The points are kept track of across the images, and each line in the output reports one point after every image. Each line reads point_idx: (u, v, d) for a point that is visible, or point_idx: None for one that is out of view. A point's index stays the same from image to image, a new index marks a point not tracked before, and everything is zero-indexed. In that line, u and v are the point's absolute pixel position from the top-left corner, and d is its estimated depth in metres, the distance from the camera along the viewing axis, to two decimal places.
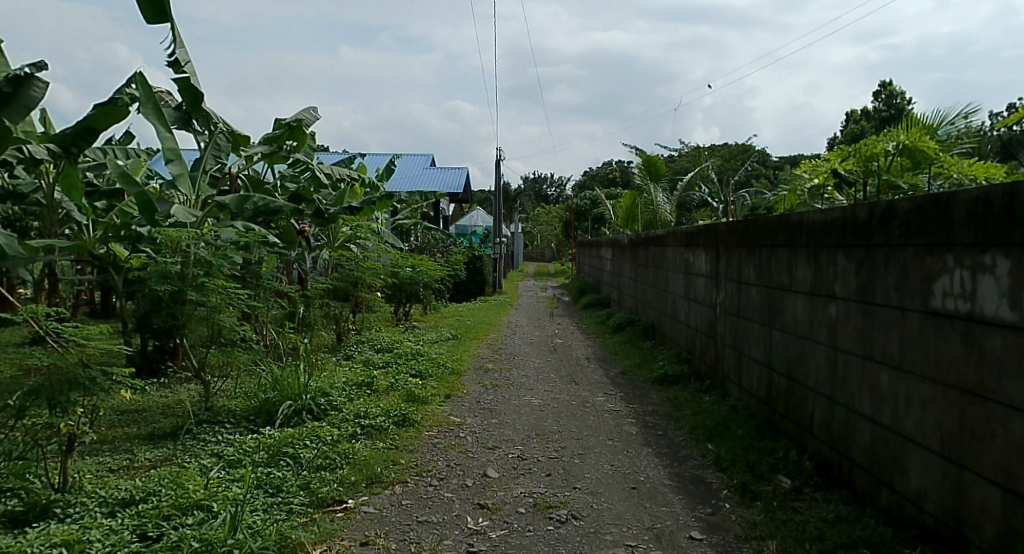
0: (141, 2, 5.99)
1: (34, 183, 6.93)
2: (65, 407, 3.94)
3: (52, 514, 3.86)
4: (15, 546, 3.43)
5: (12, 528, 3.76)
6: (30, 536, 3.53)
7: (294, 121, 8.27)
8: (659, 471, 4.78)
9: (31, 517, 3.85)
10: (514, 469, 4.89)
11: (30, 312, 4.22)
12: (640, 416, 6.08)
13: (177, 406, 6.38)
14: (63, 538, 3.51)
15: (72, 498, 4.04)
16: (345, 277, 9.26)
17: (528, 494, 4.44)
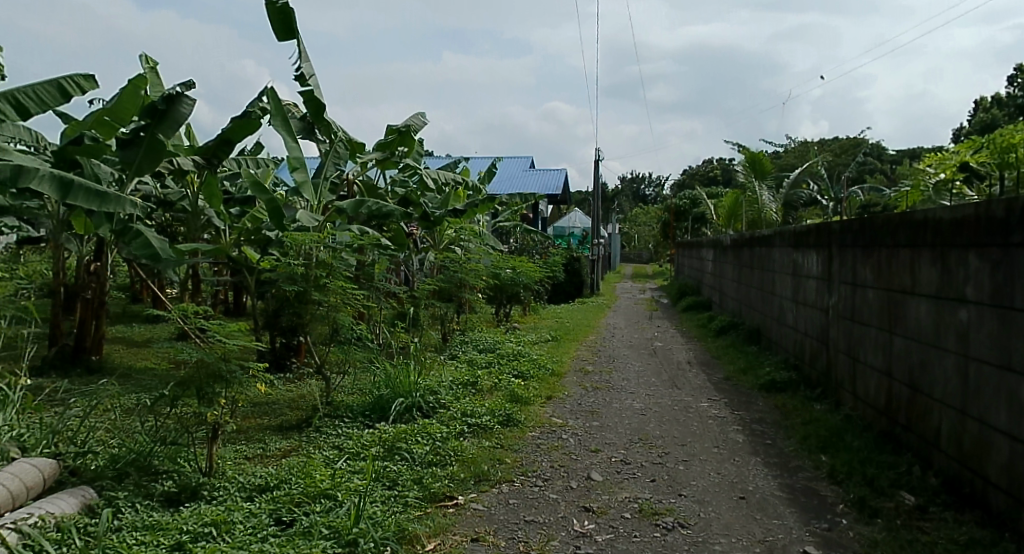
0: (273, 20, 6.42)
1: (181, 192, 7.68)
2: (211, 398, 4.34)
3: (201, 496, 4.20)
4: (173, 522, 3.77)
5: (169, 506, 4.12)
6: (185, 514, 3.87)
7: (404, 127, 8.57)
8: (769, 481, 4.76)
9: (184, 498, 4.18)
10: (618, 473, 4.97)
11: (182, 310, 4.74)
12: (747, 424, 6.04)
13: (302, 401, 6.79)
14: (213, 518, 3.84)
15: (217, 482, 4.37)
16: (450, 279, 9.38)
17: (633, 499, 4.51)
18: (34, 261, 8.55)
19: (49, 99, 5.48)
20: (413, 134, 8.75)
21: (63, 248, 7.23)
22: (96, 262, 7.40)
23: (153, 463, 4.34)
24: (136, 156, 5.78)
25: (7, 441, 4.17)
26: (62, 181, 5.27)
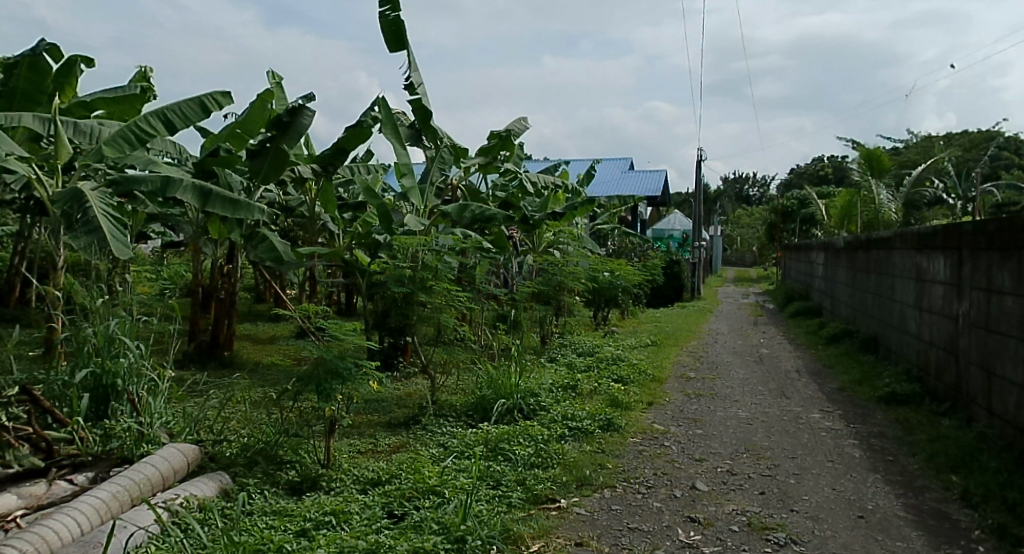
0: (385, 32, 6.69)
1: (300, 199, 8.14)
2: (329, 393, 4.59)
3: (320, 486, 4.46)
4: (297, 510, 4.02)
5: (292, 495, 4.37)
6: (307, 503, 4.12)
7: (506, 132, 8.73)
8: (892, 501, 4.62)
9: (306, 487, 4.45)
10: (724, 483, 4.93)
11: (303, 309, 5.10)
12: (865, 438, 5.87)
13: (408, 399, 7.03)
14: (332, 508, 4.06)
15: (334, 473, 4.62)
16: (547, 281, 9.34)
17: (741, 512, 4.47)
18: (172, 263, 9.20)
19: (192, 114, 6.43)
20: (515, 138, 8.90)
21: (201, 252, 7.75)
22: (228, 265, 7.92)
23: (278, 453, 4.66)
24: (263, 165, 6.49)
25: (157, 427, 4.55)
26: (199, 191, 6.07)
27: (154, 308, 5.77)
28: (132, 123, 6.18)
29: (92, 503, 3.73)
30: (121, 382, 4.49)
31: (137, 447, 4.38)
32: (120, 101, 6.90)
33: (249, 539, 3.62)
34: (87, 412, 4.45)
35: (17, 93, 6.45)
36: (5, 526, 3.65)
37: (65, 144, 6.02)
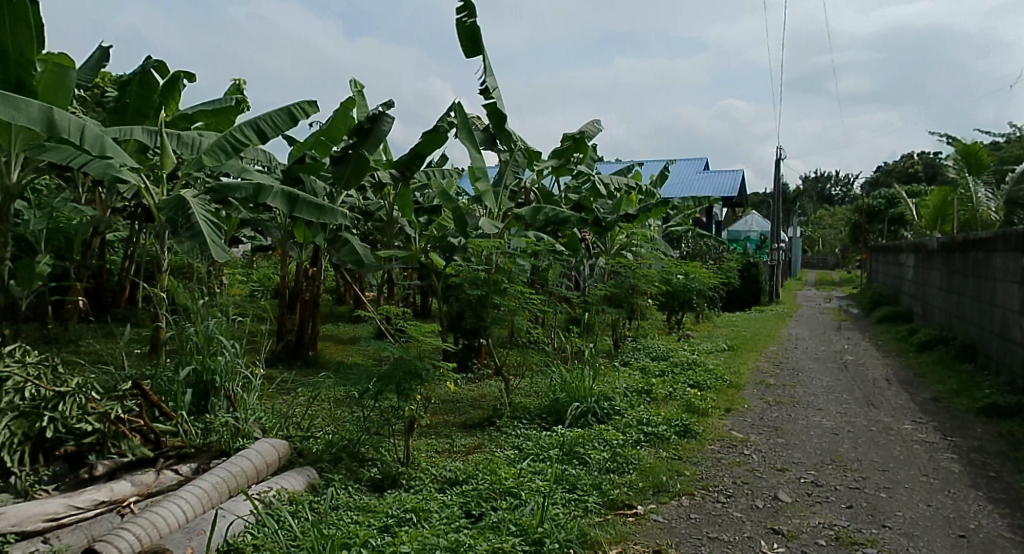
0: (462, 38, 6.79)
1: (379, 203, 8.34)
2: (408, 394, 4.77)
3: (400, 484, 4.64)
4: (379, 507, 4.15)
5: (374, 491, 4.57)
6: (389, 500, 4.25)
7: (579, 134, 8.73)
8: (995, 520, 4.43)
9: (387, 484, 4.65)
10: (808, 495, 4.83)
11: (383, 311, 5.29)
12: (962, 452, 5.64)
13: (483, 401, 7.12)
14: (413, 505, 4.17)
15: (414, 472, 4.79)
16: (621, 284, 9.23)
17: (828, 526, 4.36)
18: (261, 265, 9.55)
19: (281, 124, 6.74)
20: (588, 140, 8.88)
21: (289, 255, 8.01)
22: (312, 268, 8.25)
23: (361, 450, 4.87)
24: (346, 171, 6.91)
25: (252, 421, 4.72)
26: (287, 197, 6.33)
27: (247, 309, 6.04)
28: (228, 133, 6.54)
29: (196, 493, 3.94)
30: (220, 379, 4.75)
31: (233, 440, 4.57)
32: (217, 112, 7.28)
33: (337, 533, 3.74)
34: (189, 406, 4.69)
35: (126, 108, 6.82)
36: (121, 510, 3.93)
37: (170, 154, 6.31)
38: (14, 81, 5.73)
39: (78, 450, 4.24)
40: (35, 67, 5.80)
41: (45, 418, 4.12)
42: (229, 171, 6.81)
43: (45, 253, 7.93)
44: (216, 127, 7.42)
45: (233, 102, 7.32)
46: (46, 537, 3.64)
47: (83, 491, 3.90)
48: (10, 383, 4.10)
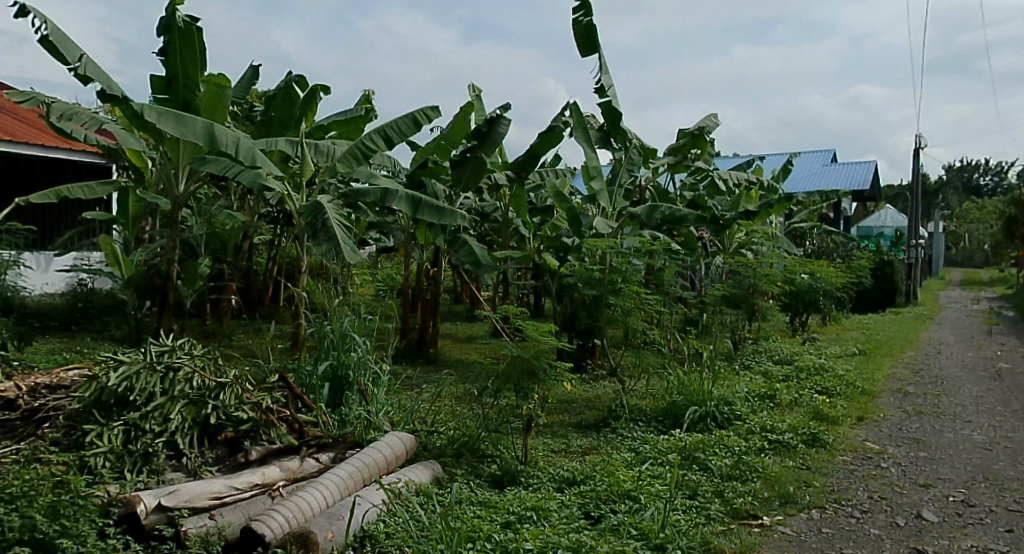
0: (577, 36, 6.76)
1: (495, 204, 8.45)
2: (525, 393, 5.00)
3: (519, 481, 4.73)
4: (501, 503, 4.22)
5: (494, 487, 4.68)
6: (510, 497, 4.33)
7: (697, 129, 8.52)
8: None
9: (506, 481, 4.76)
10: (958, 516, 4.52)
11: (502, 310, 5.33)
12: None
13: (598, 401, 7.08)
14: (533, 503, 4.20)
15: (532, 470, 4.86)
16: (740, 285, 8.93)
17: (979, 549, 4.07)
18: (384, 266, 9.88)
19: (407, 129, 7.02)
20: (707, 135, 8.66)
21: (410, 256, 8.25)
22: (433, 269, 8.48)
23: (480, 446, 5.02)
24: (464, 173, 7.14)
25: (381, 415, 4.99)
26: (411, 200, 6.55)
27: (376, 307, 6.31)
28: (358, 141, 6.85)
29: (333, 480, 4.13)
30: (352, 373, 5.07)
31: (366, 432, 4.82)
32: (348, 121, 7.58)
33: (463, 525, 3.82)
34: (327, 399, 5.01)
35: (271, 121, 7.21)
36: (272, 493, 4.13)
37: (309, 163, 6.79)
38: (181, 102, 6.53)
39: (236, 436, 4.48)
40: (199, 88, 6.55)
41: (210, 405, 4.42)
42: (359, 178, 7.10)
43: (204, 255, 8.54)
44: (347, 136, 7.74)
45: (360, 112, 7.61)
46: (210, 514, 3.83)
47: (240, 475, 4.16)
48: (180, 373, 4.47)
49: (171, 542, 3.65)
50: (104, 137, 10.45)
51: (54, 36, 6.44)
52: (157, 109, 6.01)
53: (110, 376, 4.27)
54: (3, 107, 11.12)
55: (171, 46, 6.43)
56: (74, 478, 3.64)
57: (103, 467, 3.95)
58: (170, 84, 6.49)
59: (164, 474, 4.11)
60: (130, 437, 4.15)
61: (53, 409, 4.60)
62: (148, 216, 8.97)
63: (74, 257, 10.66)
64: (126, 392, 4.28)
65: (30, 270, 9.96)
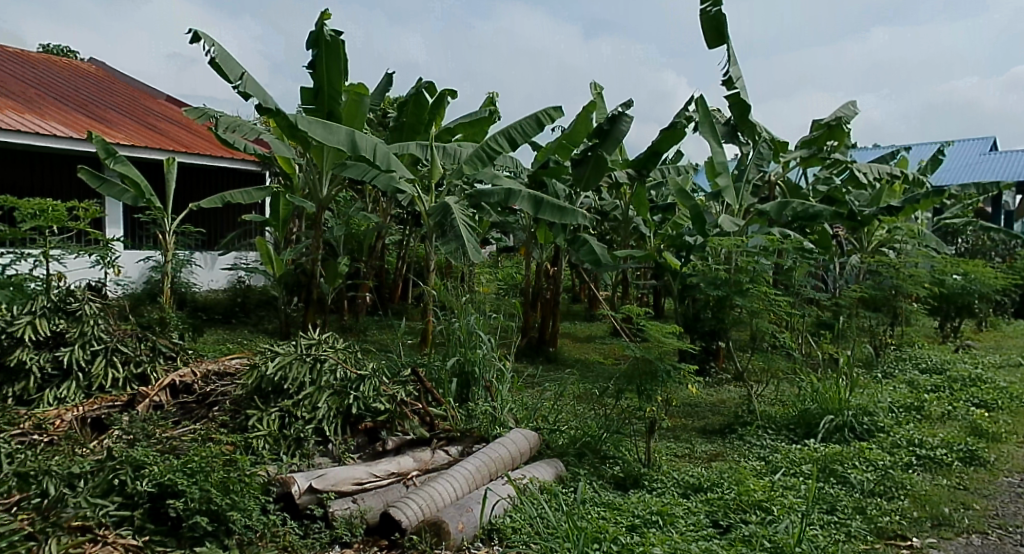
0: (704, 28, 6.52)
1: (614, 203, 8.37)
2: (650, 395, 4.83)
3: (642, 485, 4.61)
4: (626, 507, 4.11)
5: (617, 490, 4.58)
6: (634, 500, 4.22)
7: (834, 120, 8.05)
8: None
9: (629, 484, 4.64)
10: None
11: (627, 310, 5.19)
12: None
13: (722, 406, 6.81)
14: (658, 508, 4.07)
15: (655, 474, 4.72)
16: (880, 286, 8.35)
17: None
18: (505, 265, 9.88)
19: (531, 129, 6.97)
20: (844, 125, 8.16)
21: (531, 255, 8.26)
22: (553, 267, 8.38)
23: (603, 447, 4.90)
24: (586, 172, 7.12)
25: (506, 411, 4.96)
26: (533, 200, 6.52)
27: (499, 306, 6.29)
28: (484, 143, 6.88)
29: (463, 473, 4.24)
30: (479, 369, 5.07)
31: (491, 428, 4.81)
32: (473, 123, 7.61)
33: (589, 526, 3.77)
34: (455, 394, 5.06)
35: (404, 126, 7.35)
36: (407, 482, 4.26)
37: (438, 165, 6.87)
38: (326, 111, 6.75)
39: (374, 426, 4.67)
40: (342, 97, 6.76)
41: (352, 396, 4.65)
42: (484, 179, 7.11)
43: (343, 255, 8.90)
44: (473, 138, 7.79)
45: (483, 113, 7.66)
46: (353, 498, 4.05)
47: (379, 463, 4.33)
48: (326, 364, 4.75)
49: (320, 521, 3.93)
50: (259, 145, 11.09)
51: (219, 56, 6.80)
52: (307, 119, 6.18)
53: (268, 366, 4.67)
54: (176, 119, 12.05)
55: (319, 58, 6.62)
56: (240, 457, 3.96)
57: (264, 448, 4.29)
58: (317, 95, 6.72)
59: (314, 458, 4.39)
60: (285, 422, 4.47)
61: (222, 394, 5.01)
62: (296, 219, 9.43)
63: (235, 255, 11.25)
64: (281, 381, 4.65)
65: (200, 268, 10.57)
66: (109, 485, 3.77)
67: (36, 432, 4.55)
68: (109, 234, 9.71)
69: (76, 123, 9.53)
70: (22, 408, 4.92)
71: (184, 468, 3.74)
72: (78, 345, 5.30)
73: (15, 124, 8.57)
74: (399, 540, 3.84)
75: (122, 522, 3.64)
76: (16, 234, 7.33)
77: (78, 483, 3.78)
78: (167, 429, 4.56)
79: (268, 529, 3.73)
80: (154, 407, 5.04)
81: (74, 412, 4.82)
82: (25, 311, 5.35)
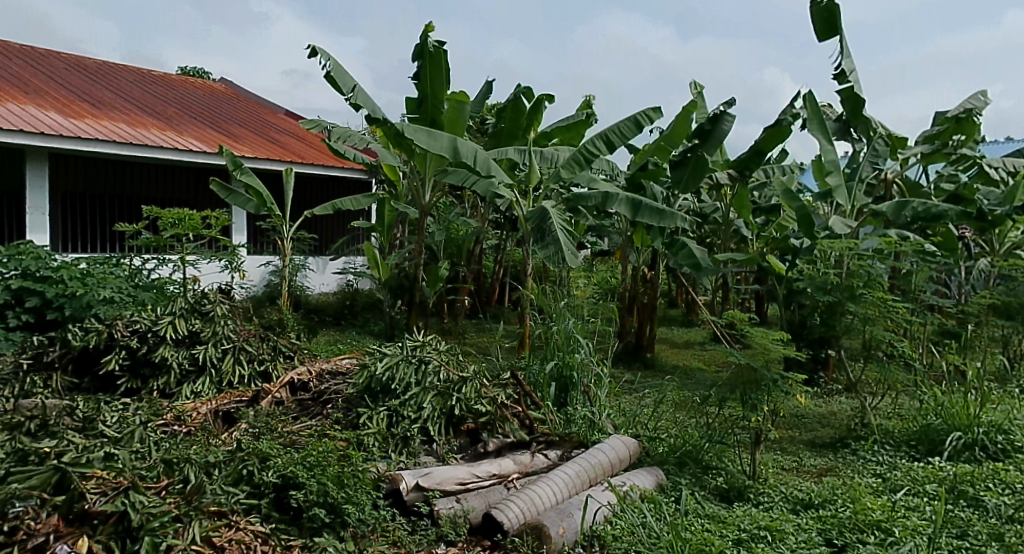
0: (815, 20, 6.17)
1: (714, 205, 8.08)
2: (756, 404, 4.60)
3: (747, 498, 4.35)
4: (732, 519, 3.91)
5: (721, 502, 4.34)
6: (740, 514, 3.98)
7: (962, 112, 7.50)
8: None
9: (733, 496, 4.39)
10: None
11: (731, 316, 4.90)
12: None
13: (833, 418, 6.42)
14: (766, 523, 3.82)
15: (762, 487, 4.45)
16: (1012, 292, 7.70)
17: None
18: (600, 268, 9.69)
19: (629, 132, 6.78)
20: (974, 118, 7.59)
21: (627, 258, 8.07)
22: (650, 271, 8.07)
23: (705, 456, 4.66)
24: (684, 174, 6.84)
25: (605, 417, 4.79)
26: (632, 203, 6.34)
27: (598, 311, 6.12)
28: (581, 146, 6.73)
29: (564, 477, 4.09)
30: (577, 375, 4.90)
31: (590, 433, 4.66)
32: (571, 127, 7.47)
33: (694, 537, 3.61)
34: (554, 398, 4.92)
35: (501, 132, 7.29)
36: (508, 484, 4.17)
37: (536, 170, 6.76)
38: (429, 120, 6.76)
39: (475, 428, 4.59)
40: (444, 105, 6.74)
41: (454, 397, 4.61)
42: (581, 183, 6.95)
43: (443, 259, 8.91)
44: (570, 142, 7.66)
45: (581, 115, 7.51)
46: (458, 498, 3.98)
47: (481, 464, 4.24)
48: (430, 366, 4.76)
49: (427, 519, 3.87)
50: (366, 153, 11.30)
51: (335, 69, 6.93)
52: (413, 127, 6.20)
53: (377, 366, 4.72)
54: (295, 132, 12.37)
55: (423, 71, 6.65)
56: (354, 452, 4.01)
57: (375, 446, 4.28)
58: (421, 104, 6.74)
59: (420, 457, 4.35)
60: (393, 421, 4.49)
61: (336, 392, 5.05)
62: (399, 225, 9.56)
63: (344, 260, 11.44)
64: (389, 381, 4.67)
65: (312, 271, 10.81)
66: (238, 474, 3.81)
67: (176, 422, 4.70)
68: (237, 241, 10.02)
69: (208, 137, 9.91)
70: (163, 400, 5.12)
71: (304, 462, 3.82)
72: (212, 343, 5.50)
73: (156, 141, 9.01)
74: (501, 541, 3.75)
75: (251, 510, 3.66)
76: (160, 241, 7.77)
77: (214, 471, 3.80)
78: (287, 424, 4.64)
79: (380, 524, 3.72)
80: (276, 403, 5.09)
81: (208, 406, 4.95)
82: (167, 312, 5.62)
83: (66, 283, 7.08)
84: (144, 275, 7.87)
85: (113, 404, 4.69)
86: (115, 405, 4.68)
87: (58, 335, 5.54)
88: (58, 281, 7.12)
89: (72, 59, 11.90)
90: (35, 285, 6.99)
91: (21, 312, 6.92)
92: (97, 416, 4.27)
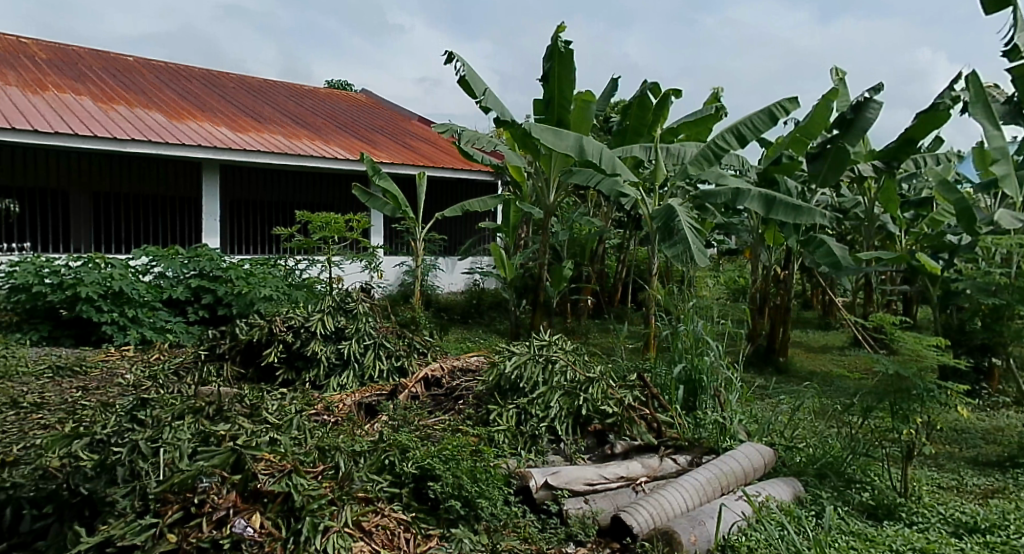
0: None
1: (856, 199, 7.46)
2: (907, 416, 4.05)
3: (898, 517, 3.86)
4: (880, 538, 3.49)
5: (868, 519, 3.88)
6: (893, 533, 3.55)
7: None
8: None
9: (882, 514, 3.90)
10: None
11: (876, 319, 4.38)
12: None
13: (999, 432, 5.73)
14: (924, 546, 3.39)
15: (915, 506, 3.95)
16: None
17: None
18: (728, 268, 9.18)
19: (762, 125, 6.33)
20: None
21: (760, 255, 7.57)
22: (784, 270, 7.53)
23: (848, 470, 4.20)
24: (823, 167, 6.32)
25: (737, 423, 4.40)
26: (765, 199, 5.87)
27: (729, 313, 5.71)
28: (711, 141, 6.34)
29: (694, 482, 3.78)
30: (708, 378, 4.54)
31: (721, 439, 4.28)
32: (700, 122, 7.06)
33: None
34: (683, 402, 4.58)
35: (627, 130, 7.00)
36: (637, 487, 3.88)
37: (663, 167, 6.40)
38: (556, 121, 6.54)
39: (602, 429, 4.35)
40: (571, 104, 6.52)
41: (582, 397, 4.36)
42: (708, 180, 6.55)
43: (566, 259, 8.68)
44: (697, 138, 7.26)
45: (713, 108, 7.10)
46: (586, 498, 3.77)
47: (609, 465, 3.98)
48: (557, 365, 4.51)
49: (556, 517, 3.67)
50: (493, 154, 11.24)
51: (468, 73, 6.85)
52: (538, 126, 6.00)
53: (506, 364, 4.52)
54: (429, 138, 12.49)
55: (552, 71, 6.46)
56: (486, 447, 3.92)
57: (505, 442, 4.14)
58: (548, 105, 6.54)
59: (548, 456, 4.17)
60: (522, 419, 4.31)
61: (467, 388, 4.91)
62: (524, 224, 9.42)
63: (473, 260, 11.43)
64: (518, 379, 4.47)
65: (442, 271, 10.87)
66: (381, 464, 3.71)
67: (326, 412, 4.68)
68: (374, 243, 10.17)
69: (353, 146, 10.12)
70: (314, 392, 5.17)
71: (441, 454, 3.71)
72: (355, 339, 5.49)
73: (307, 149, 9.23)
74: (630, 545, 3.46)
75: (393, 498, 3.57)
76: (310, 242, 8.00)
77: (359, 459, 3.70)
78: (423, 417, 4.54)
79: (512, 519, 3.56)
80: (412, 397, 4.97)
81: (351, 397, 4.90)
82: (316, 309, 5.65)
83: (235, 276, 7.40)
84: (297, 274, 8.06)
85: (272, 392, 4.73)
86: (274, 393, 4.70)
87: (228, 328, 5.69)
88: (228, 280, 7.42)
89: (236, 76, 12.52)
90: (209, 285, 7.33)
91: (199, 308, 7.32)
92: (261, 403, 4.15)
